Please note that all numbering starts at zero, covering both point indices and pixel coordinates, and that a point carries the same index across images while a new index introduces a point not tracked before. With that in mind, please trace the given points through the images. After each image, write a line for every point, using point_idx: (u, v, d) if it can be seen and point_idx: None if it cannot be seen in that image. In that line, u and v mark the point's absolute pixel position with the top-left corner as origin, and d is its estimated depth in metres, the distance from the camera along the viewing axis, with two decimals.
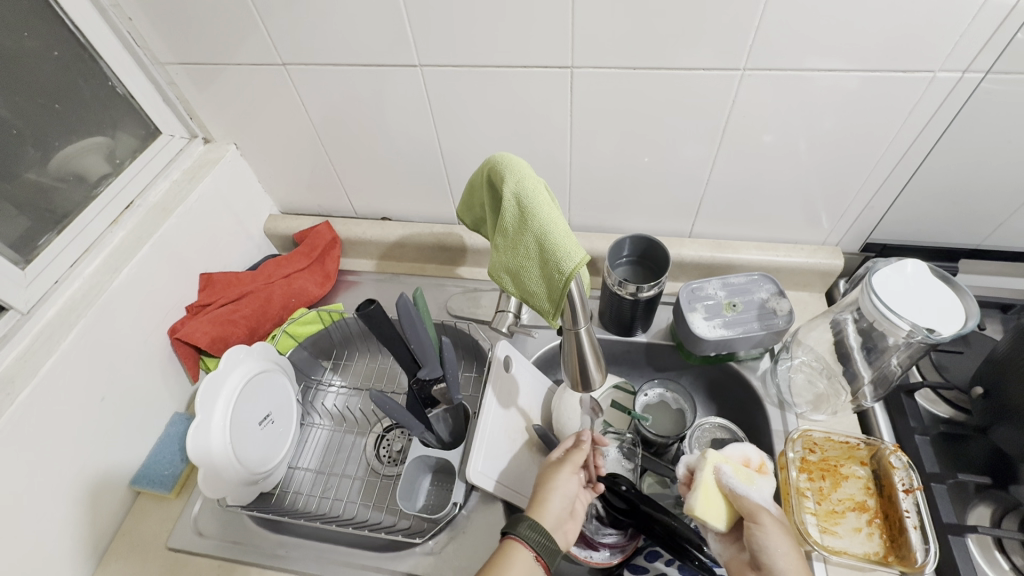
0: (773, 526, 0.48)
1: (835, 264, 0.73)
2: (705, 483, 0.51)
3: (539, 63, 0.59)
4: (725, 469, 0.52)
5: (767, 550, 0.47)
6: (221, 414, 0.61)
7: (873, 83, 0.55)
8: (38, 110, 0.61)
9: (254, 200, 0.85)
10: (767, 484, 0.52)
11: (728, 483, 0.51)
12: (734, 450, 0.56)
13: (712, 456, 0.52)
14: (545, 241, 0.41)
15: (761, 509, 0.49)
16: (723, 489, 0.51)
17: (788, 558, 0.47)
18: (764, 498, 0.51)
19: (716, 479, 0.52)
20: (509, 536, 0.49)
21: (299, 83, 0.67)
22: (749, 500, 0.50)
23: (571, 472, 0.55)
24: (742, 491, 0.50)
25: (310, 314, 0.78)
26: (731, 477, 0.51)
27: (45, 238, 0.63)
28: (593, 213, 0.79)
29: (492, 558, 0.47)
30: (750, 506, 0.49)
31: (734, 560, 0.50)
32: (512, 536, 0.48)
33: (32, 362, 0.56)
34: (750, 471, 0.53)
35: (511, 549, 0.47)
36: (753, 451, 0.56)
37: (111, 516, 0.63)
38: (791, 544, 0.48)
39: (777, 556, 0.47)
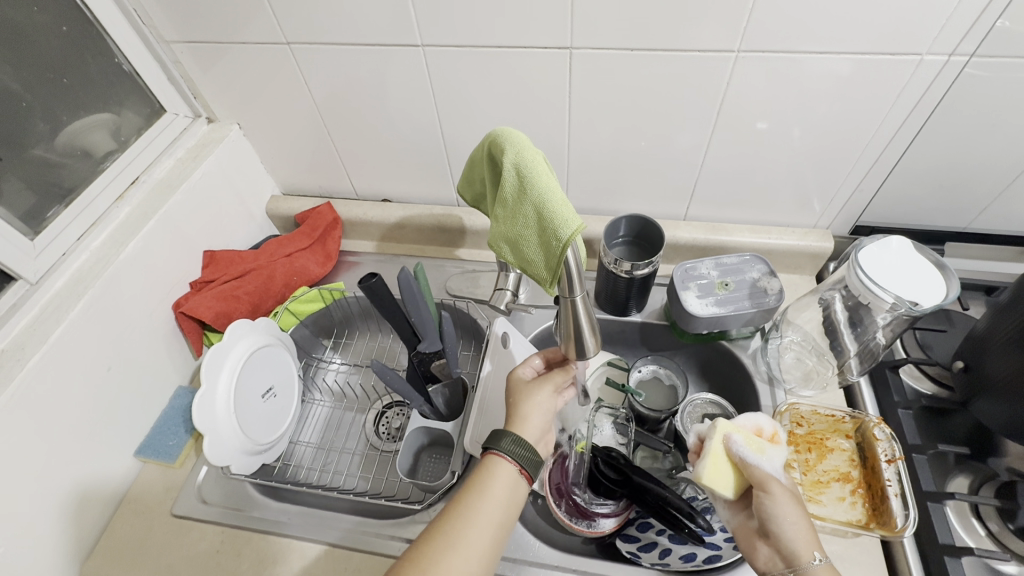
0: (783, 496, 0.49)
1: (825, 245, 0.75)
2: (715, 452, 0.53)
3: (539, 44, 0.61)
4: (735, 438, 0.53)
5: (778, 518, 0.48)
6: (226, 386, 0.63)
7: (863, 67, 0.57)
8: (47, 85, 0.63)
9: (256, 180, 0.86)
10: (778, 455, 0.53)
11: (738, 452, 0.52)
12: (747, 421, 0.56)
13: (721, 426, 0.54)
14: (544, 210, 0.42)
15: (771, 479, 0.50)
16: (733, 457, 0.53)
17: (797, 526, 0.48)
18: (775, 467, 0.51)
19: (726, 448, 0.53)
20: (492, 451, 0.51)
21: (302, 63, 0.69)
22: (760, 469, 0.51)
23: (551, 387, 0.57)
24: (753, 460, 0.52)
25: (312, 293, 0.79)
26: (742, 446, 0.52)
27: (53, 211, 0.64)
28: (590, 195, 0.80)
29: (475, 477, 0.50)
30: (760, 475, 0.51)
31: (742, 528, 0.52)
32: (495, 451, 0.50)
33: (42, 330, 0.58)
34: (761, 441, 0.53)
35: (492, 464, 0.50)
36: (765, 420, 0.56)
37: (117, 484, 0.65)
38: (800, 512, 0.49)
39: (787, 525, 0.48)
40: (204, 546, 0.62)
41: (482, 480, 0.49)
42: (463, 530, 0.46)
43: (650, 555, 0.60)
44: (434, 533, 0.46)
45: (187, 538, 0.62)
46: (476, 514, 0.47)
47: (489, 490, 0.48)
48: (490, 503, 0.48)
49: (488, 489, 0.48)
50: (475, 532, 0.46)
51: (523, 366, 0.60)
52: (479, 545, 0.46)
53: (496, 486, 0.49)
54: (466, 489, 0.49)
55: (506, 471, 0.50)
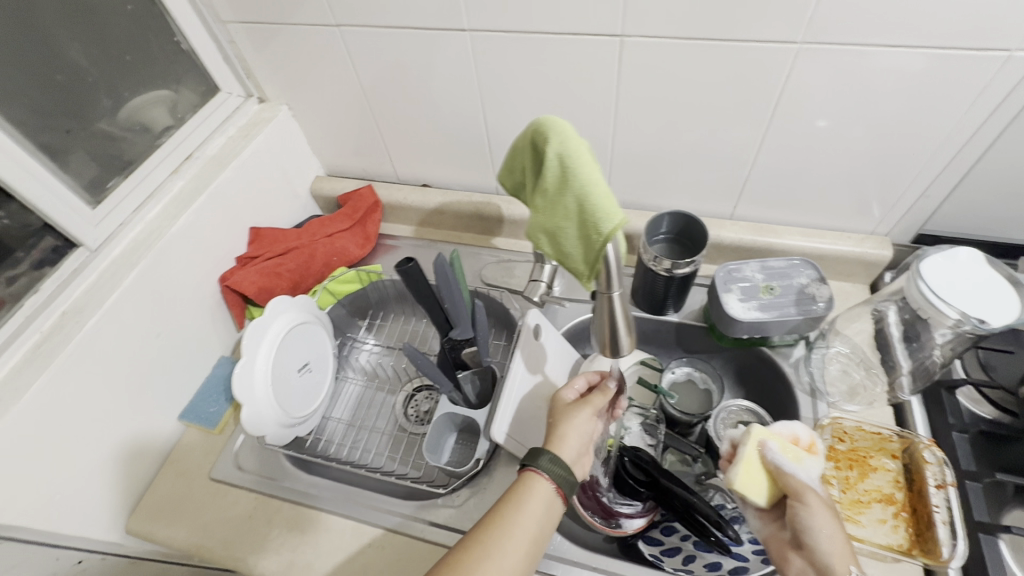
0: (819, 507, 0.48)
1: (883, 254, 0.70)
2: (749, 459, 0.50)
3: (589, 31, 0.59)
4: (771, 445, 0.51)
5: (814, 529, 0.47)
6: (264, 359, 0.65)
7: (940, 62, 0.52)
8: (112, 61, 0.66)
9: (302, 160, 0.88)
10: (815, 465, 0.51)
11: (773, 459, 0.50)
12: (784, 427, 0.53)
13: (756, 432, 0.51)
14: (585, 201, 0.40)
15: (807, 489, 0.49)
16: (767, 465, 0.51)
17: (833, 539, 0.46)
18: (812, 478, 0.50)
19: (760, 455, 0.51)
20: (530, 468, 0.51)
21: (350, 45, 0.69)
22: (795, 479, 0.49)
23: (592, 411, 0.57)
24: (790, 470, 0.50)
25: (350, 274, 0.82)
26: (778, 453, 0.50)
27: (113, 182, 0.67)
28: (632, 188, 0.78)
29: (513, 489, 0.50)
30: (796, 484, 0.49)
31: (774, 537, 0.50)
32: (533, 468, 0.51)
33: (98, 294, 0.61)
34: (799, 450, 0.51)
35: (529, 479, 0.51)
36: (803, 429, 0.53)
37: (161, 445, 0.68)
38: (836, 523, 0.47)
39: (822, 537, 0.46)
40: (238, 511, 0.64)
41: (523, 494, 0.50)
42: (499, 540, 0.47)
43: (673, 560, 0.59)
44: (470, 542, 0.47)
45: (222, 502, 0.65)
46: (513, 530, 0.47)
47: (524, 505, 0.49)
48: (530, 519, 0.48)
49: (523, 502, 0.49)
50: (511, 544, 0.47)
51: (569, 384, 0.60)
52: (527, 528, 0.48)
53: (532, 501, 0.49)
54: (501, 503, 0.49)
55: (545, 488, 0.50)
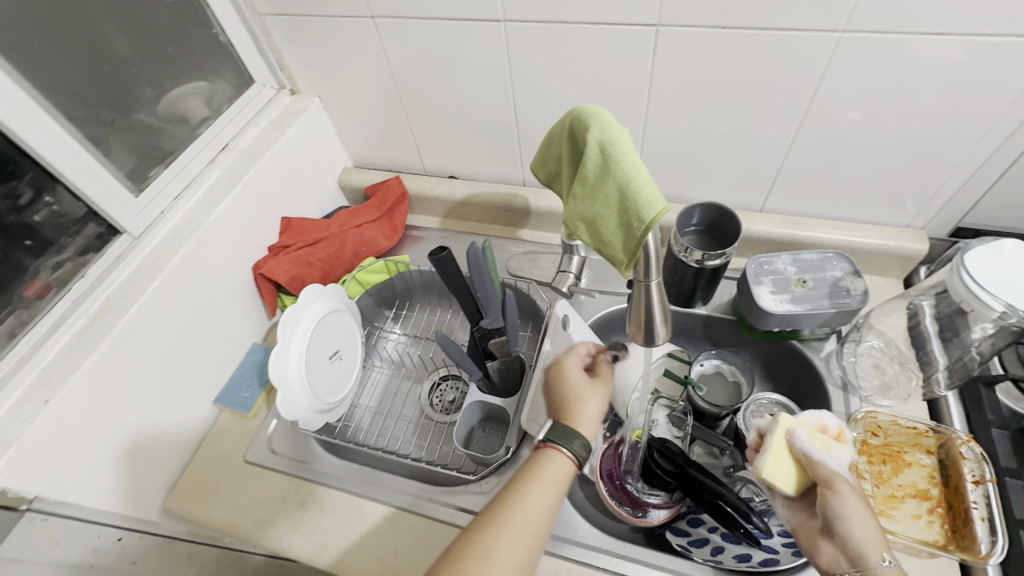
0: (851, 495, 0.47)
1: (919, 247, 0.69)
2: (777, 447, 0.50)
3: (624, 21, 0.59)
4: (799, 434, 0.50)
5: (846, 517, 0.46)
6: (298, 345, 0.66)
7: (986, 51, 0.51)
8: (154, 52, 0.68)
9: (331, 152, 0.89)
10: (844, 453, 0.50)
11: (802, 447, 0.50)
12: (811, 417, 0.53)
13: (784, 421, 0.51)
14: (627, 189, 0.41)
15: (837, 477, 0.48)
16: (796, 454, 0.50)
17: (866, 527, 0.46)
18: (841, 466, 0.49)
19: (789, 444, 0.50)
20: (557, 446, 0.53)
21: (383, 36, 0.70)
22: (825, 467, 0.49)
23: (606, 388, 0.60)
24: (820, 458, 0.49)
25: (378, 264, 0.83)
26: (806, 441, 0.50)
27: (154, 171, 0.69)
28: (661, 180, 0.78)
29: (541, 464, 0.52)
30: (826, 473, 0.49)
31: (803, 526, 0.50)
32: (564, 448, 0.52)
33: (141, 280, 0.63)
34: (827, 438, 0.50)
35: (555, 457, 0.52)
36: (831, 418, 0.53)
37: (197, 428, 0.70)
38: (868, 511, 0.47)
39: (854, 525, 0.46)
40: (271, 493, 0.66)
41: (536, 469, 0.52)
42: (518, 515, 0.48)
43: (701, 551, 0.59)
44: (492, 516, 0.48)
45: (257, 484, 0.67)
46: (531, 504, 0.49)
47: (546, 482, 0.50)
48: (540, 492, 0.49)
49: (544, 480, 0.50)
50: (530, 519, 0.48)
51: (576, 358, 0.62)
52: (544, 507, 0.49)
53: (553, 479, 0.51)
54: (526, 478, 0.51)
55: (565, 465, 0.52)
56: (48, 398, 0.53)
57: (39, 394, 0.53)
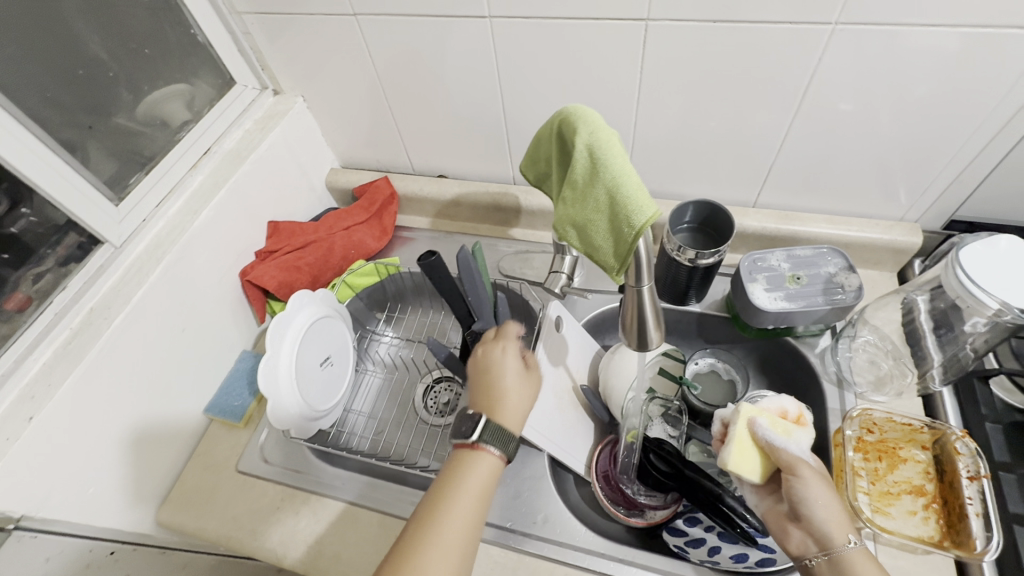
0: (813, 479, 0.47)
1: (913, 241, 0.69)
2: (739, 437, 0.50)
3: (612, 16, 0.57)
4: (759, 422, 0.50)
5: (811, 502, 0.46)
6: (288, 353, 0.65)
7: (981, 42, 0.50)
8: (129, 54, 0.67)
9: (318, 153, 0.88)
10: (804, 437, 0.50)
11: (764, 435, 0.50)
12: (771, 403, 0.53)
13: (744, 410, 0.51)
14: (616, 194, 0.39)
15: (799, 462, 0.48)
16: (759, 442, 0.50)
17: (830, 509, 0.46)
18: (803, 450, 0.49)
19: (752, 433, 0.50)
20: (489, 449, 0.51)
21: (366, 33, 0.68)
22: (788, 454, 0.48)
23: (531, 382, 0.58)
24: (782, 446, 0.49)
25: (367, 267, 0.81)
26: (768, 429, 0.50)
27: (134, 178, 0.67)
28: (653, 176, 0.76)
29: (475, 469, 0.50)
30: (788, 458, 0.48)
31: (772, 512, 0.50)
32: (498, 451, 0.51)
33: (124, 291, 0.61)
34: (786, 423, 0.51)
35: (485, 455, 0.50)
36: (790, 403, 0.54)
37: (188, 438, 0.69)
38: (831, 491, 0.47)
39: (818, 509, 0.46)
40: (265, 503, 0.65)
41: (458, 477, 0.49)
42: (452, 509, 0.47)
43: (698, 552, 0.58)
44: (427, 512, 0.47)
45: (250, 494, 0.66)
46: (464, 493, 0.48)
47: (474, 470, 0.50)
48: (463, 503, 0.48)
49: (474, 469, 0.50)
50: (466, 512, 0.48)
51: (512, 348, 0.57)
52: (476, 495, 0.49)
53: (481, 466, 0.50)
54: (453, 471, 0.50)
55: (495, 460, 0.51)
56: (32, 415, 0.52)
57: (22, 411, 0.52)
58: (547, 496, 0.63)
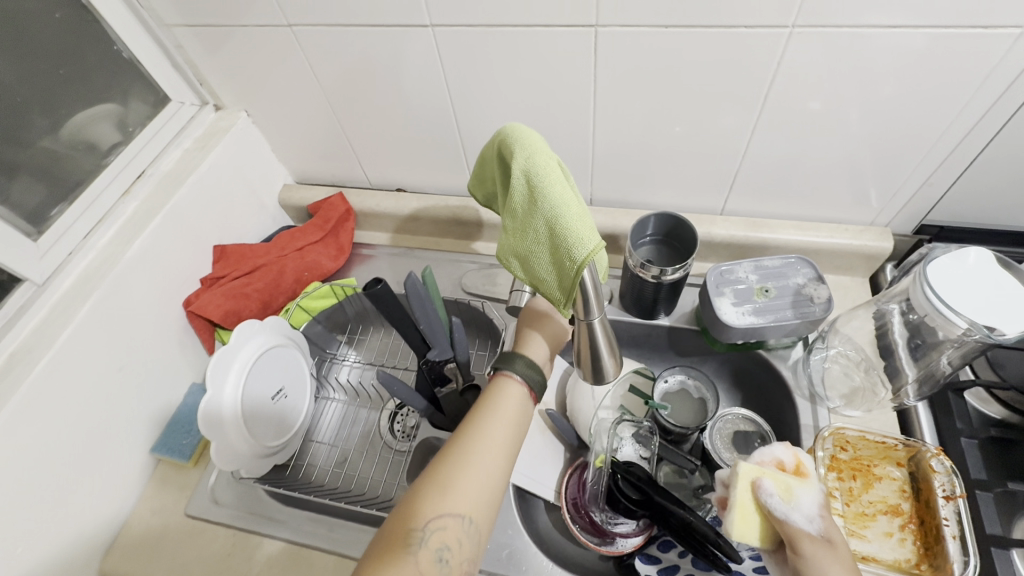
0: (820, 554, 0.40)
1: (884, 246, 0.66)
2: (739, 506, 0.43)
3: (561, 22, 0.54)
4: (760, 485, 0.43)
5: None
6: (233, 388, 0.62)
7: (945, 43, 0.48)
8: (46, 77, 0.61)
9: (267, 170, 0.83)
10: (809, 495, 0.43)
11: (765, 500, 0.42)
12: (767, 454, 0.47)
13: (742, 472, 0.44)
14: (556, 225, 0.36)
15: (803, 535, 0.41)
16: (763, 508, 0.43)
17: None
18: (809, 517, 0.42)
19: (753, 498, 0.43)
20: (502, 373, 0.51)
21: (305, 45, 0.64)
22: (790, 524, 0.41)
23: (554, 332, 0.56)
24: (784, 513, 0.42)
25: (323, 288, 0.77)
26: (770, 493, 0.43)
27: (58, 209, 0.63)
28: (617, 186, 0.73)
29: (490, 392, 0.50)
30: (792, 531, 0.41)
31: None
32: (507, 372, 0.51)
33: (48, 333, 0.57)
34: (788, 480, 0.43)
35: (504, 384, 0.50)
36: (786, 451, 0.47)
37: (132, 482, 0.65)
38: (843, 567, 0.40)
39: None
40: (215, 548, 0.61)
41: (492, 401, 0.49)
42: (476, 450, 0.45)
43: None
44: (450, 449, 0.45)
45: (201, 539, 0.62)
46: (490, 431, 0.46)
47: (501, 410, 0.48)
48: (496, 425, 0.47)
49: (498, 409, 0.48)
50: (487, 451, 0.45)
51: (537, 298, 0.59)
52: (502, 436, 0.46)
53: (507, 406, 0.48)
54: (478, 408, 0.48)
55: (519, 391, 0.50)
56: None
57: None
58: (513, 529, 0.61)
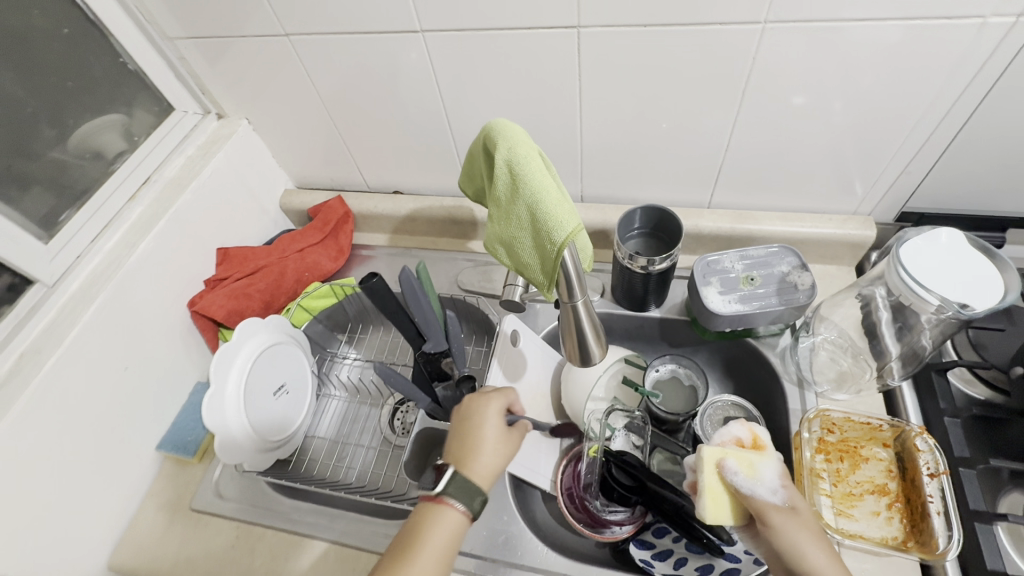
0: (786, 524, 0.42)
1: (867, 234, 0.68)
2: (709, 488, 0.45)
3: (545, 24, 0.56)
4: (725, 464, 0.45)
5: (788, 549, 0.41)
6: (235, 384, 0.64)
7: (911, 35, 0.50)
8: (54, 88, 0.64)
9: (268, 176, 0.86)
10: (770, 467, 0.45)
11: (731, 479, 0.44)
12: (725, 434, 0.49)
13: (707, 456, 0.46)
14: (537, 210, 0.39)
15: (770, 507, 0.43)
16: (730, 487, 0.45)
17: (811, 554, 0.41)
18: (772, 488, 0.44)
19: (720, 479, 0.45)
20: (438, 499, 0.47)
21: (301, 54, 0.67)
22: (756, 498, 0.43)
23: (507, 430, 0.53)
24: (750, 489, 0.44)
25: (323, 288, 0.79)
26: (735, 472, 0.45)
27: (66, 214, 0.65)
28: (606, 183, 0.76)
29: (422, 525, 0.46)
30: (759, 504, 0.43)
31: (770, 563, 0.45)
32: (443, 499, 0.47)
33: (57, 333, 0.59)
34: (749, 456, 0.45)
35: (438, 511, 0.46)
36: (742, 429, 0.49)
37: (139, 479, 0.67)
38: (806, 529, 0.42)
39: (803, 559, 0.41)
40: (220, 541, 0.63)
41: (425, 527, 0.46)
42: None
43: (664, 565, 0.57)
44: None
45: (205, 533, 0.64)
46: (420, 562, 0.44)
47: (433, 536, 0.45)
48: (426, 556, 0.44)
49: (431, 537, 0.45)
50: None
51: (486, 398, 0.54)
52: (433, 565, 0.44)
53: (440, 533, 0.45)
54: (411, 536, 0.45)
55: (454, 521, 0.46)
56: None
57: None
58: (508, 516, 0.62)
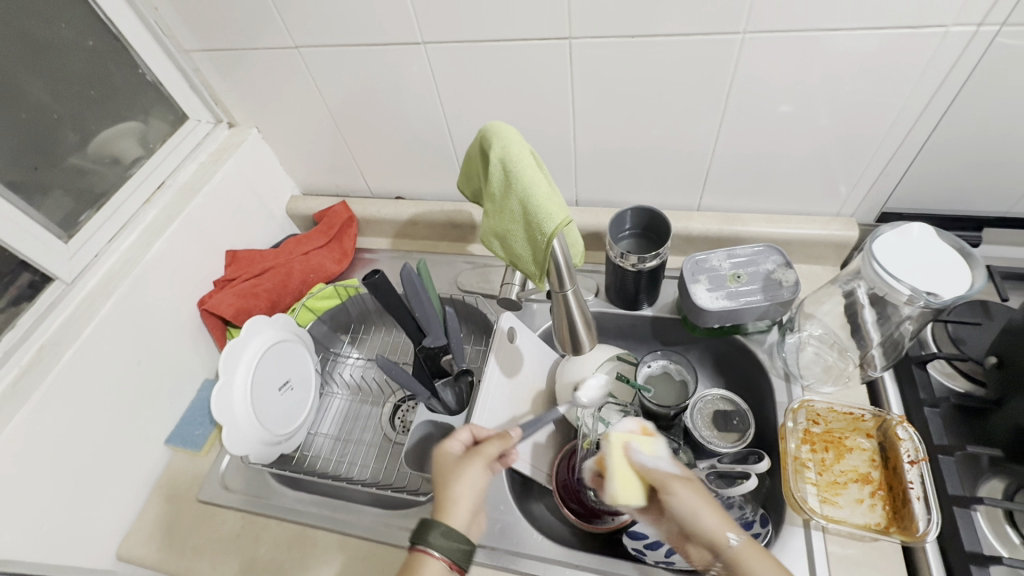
0: (685, 488, 0.47)
1: (849, 235, 0.71)
2: (619, 468, 0.49)
3: (539, 35, 0.60)
4: (629, 445, 0.50)
5: (690, 512, 0.46)
6: (243, 377, 0.67)
7: (880, 44, 0.53)
8: (76, 97, 0.68)
9: (276, 182, 0.89)
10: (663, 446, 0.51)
11: (637, 458, 0.49)
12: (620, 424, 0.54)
13: (614, 439, 0.50)
14: (528, 204, 0.42)
15: (671, 475, 0.48)
16: (636, 465, 0.49)
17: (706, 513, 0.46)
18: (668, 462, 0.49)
19: (625, 459, 0.49)
20: (418, 548, 0.46)
21: (310, 65, 0.70)
22: (658, 470, 0.48)
23: (484, 462, 0.51)
24: (652, 463, 0.49)
25: (328, 289, 0.82)
26: (639, 451, 0.50)
27: (84, 215, 0.69)
28: (600, 187, 0.79)
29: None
30: (661, 475, 0.48)
31: (669, 534, 0.49)
32: (422, 549, 0.45)
33: (74, 327, 0.62)
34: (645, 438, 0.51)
35: (419, 562, 0.45)
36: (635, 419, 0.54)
37: (147, 471, 0.69)
38: (701, 493, 0.48)
39: (701, 517, 0.46)
40: (225, 530, 0.65)
41: None
42: None
43: (655, 553, 0.58)
44: None
45: (212, 523, 0.66)
46: None
47: None
48: None
49: None
50: None
51: (450, 439, 0.54)
52: None
53: None
54: None
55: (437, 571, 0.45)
56: None
57: None
58: (505, 505, 0.64)
